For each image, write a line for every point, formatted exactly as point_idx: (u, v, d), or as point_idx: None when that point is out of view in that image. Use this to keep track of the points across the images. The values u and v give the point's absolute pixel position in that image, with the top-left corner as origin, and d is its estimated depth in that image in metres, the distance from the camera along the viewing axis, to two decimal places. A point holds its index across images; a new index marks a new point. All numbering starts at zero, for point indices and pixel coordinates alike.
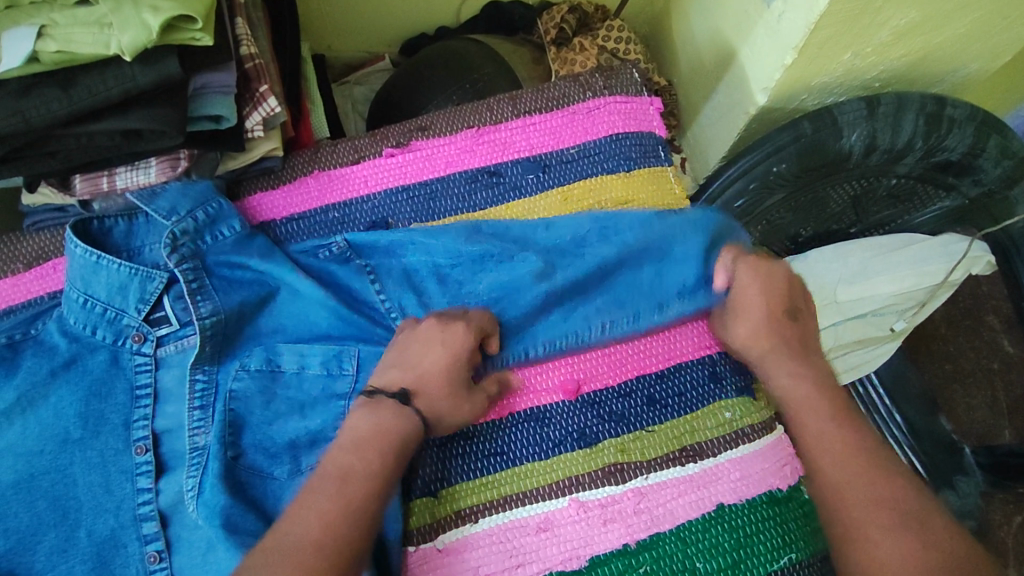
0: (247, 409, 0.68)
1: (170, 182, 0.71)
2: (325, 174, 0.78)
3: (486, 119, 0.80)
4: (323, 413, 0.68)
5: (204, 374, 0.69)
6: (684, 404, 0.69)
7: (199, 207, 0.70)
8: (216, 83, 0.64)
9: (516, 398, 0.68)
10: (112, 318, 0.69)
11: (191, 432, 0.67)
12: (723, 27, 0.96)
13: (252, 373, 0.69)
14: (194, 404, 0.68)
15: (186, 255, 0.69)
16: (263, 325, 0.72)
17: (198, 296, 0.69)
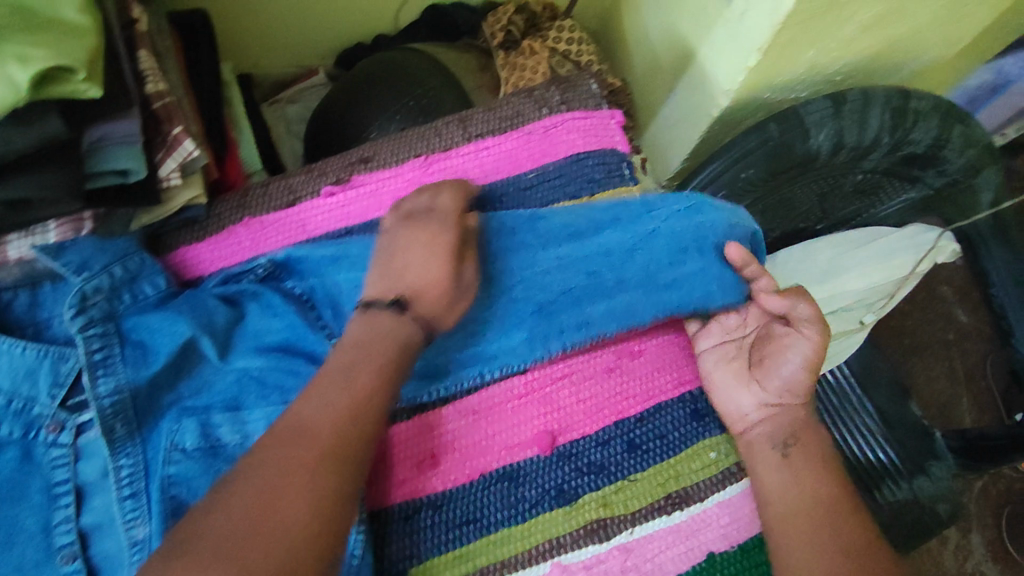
0: (190, 493, 0.59)
1: (77, 238, 0.60)
2: (256, 220, 0.70)
3: (434, 146, 0.73)
4: None
5: (128, 459, 0.60)
6: (667, 447, 0.64)
7: (118, 262, 0.63)
8: (118, 134, 0.56)
9: (487, 457, 0.63)
10: (20, 409, 0.60)
11: (126, 525, 0.58)
12: (679, 24, 0.92)
13: (189, 453, 0.61)
14: (122, 493, 0.59)
15: (94, 318, 0.61)
16: (190, 389, 0.63)
17: (100, 369, 0.60)
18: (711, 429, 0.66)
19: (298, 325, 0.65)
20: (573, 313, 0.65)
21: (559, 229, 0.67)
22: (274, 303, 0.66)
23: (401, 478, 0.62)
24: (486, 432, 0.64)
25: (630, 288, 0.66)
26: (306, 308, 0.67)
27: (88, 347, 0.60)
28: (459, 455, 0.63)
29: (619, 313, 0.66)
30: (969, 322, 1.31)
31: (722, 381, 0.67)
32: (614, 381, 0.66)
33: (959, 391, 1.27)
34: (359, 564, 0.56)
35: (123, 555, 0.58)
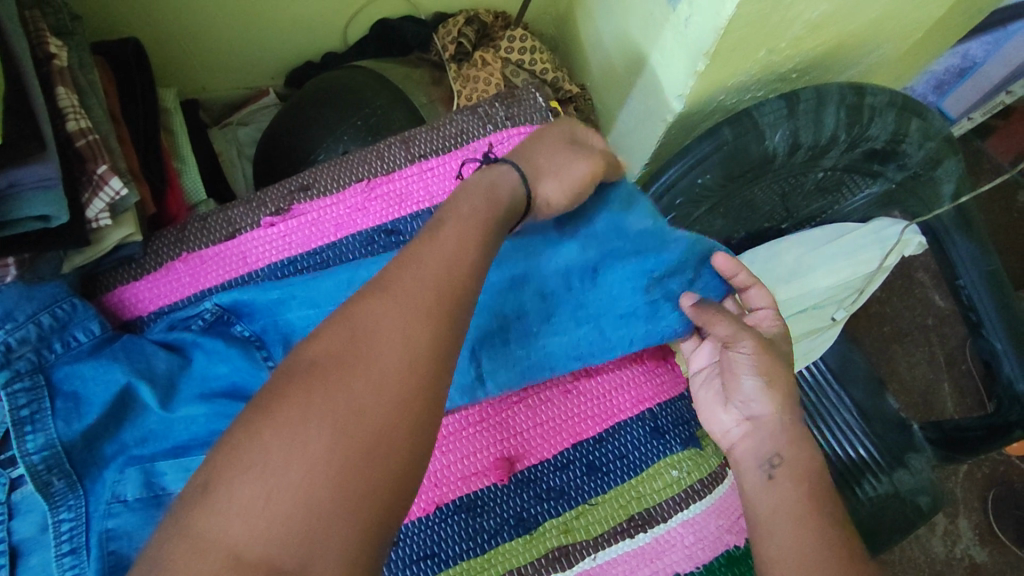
0: (133, 546, 0.57)
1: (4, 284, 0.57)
2: (195, 255, 0.67)
3: (377, 169, 0.71)
4: None
5: (69, 513, 0.57)
6: (627, 467, 0.63)
7: (46, 310, 0.59)
8: (33, 177, 0.54)
9: (444, 489, 0.60)
10: None
11: None
12: (629, 30, 0.90)
13: (131, 504, 0.59)
14: (62, 549, 0.56)
15: (22, 370, 0.58)
16: (130, 437, 0.61)
17: (27, 426, 0.57)
18: (671, 447, 0.64)
19: (245, 368, 0.64)
20: (529, 344, 0.64)
21: (513, 255, 0.65)
22: (218, 347, 0.64)
23: None
24: (442, 463, 0.61)
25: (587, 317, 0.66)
26: (253, 350, 0.65)
27: (14, 404, 0.57)
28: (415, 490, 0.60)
29: (576, 343, 0.65)
30: (945, 308, 1.31)
31: (705, 400, 0.63)
32: (573, 404, 0.65)
33: (940, 376, 1.27)
34: None
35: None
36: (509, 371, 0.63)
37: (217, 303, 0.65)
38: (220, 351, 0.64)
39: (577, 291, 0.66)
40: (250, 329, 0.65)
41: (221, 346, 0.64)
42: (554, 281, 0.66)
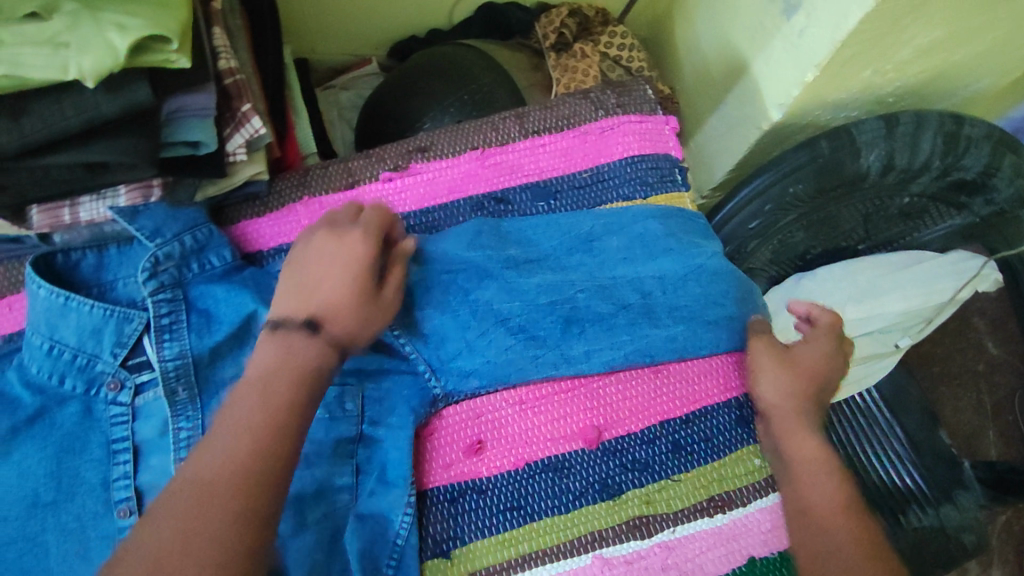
0: None
1: (150, 204, 0.64)
2: (316, 200, 0.71)
3: (492, 140, 0.73)
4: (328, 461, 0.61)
5: (188, 425, 0.61)
6: (710, 449, 0.65)
7: (188, 232, 0.65)
8: (193, 105, 0.57)
9: (533, 447, 0.64)
10: (83, 365, 0.63)
11: None
12: (734, 36, 0.93)
13: None
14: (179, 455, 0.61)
15: (164, 283, 0.64)
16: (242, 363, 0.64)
17: (165, 334, 0.62)
18: (754, 436, 0.66)
19: None
20: (630, 331, 0.67)
21: (616, 248, 0.70)
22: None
23: (448, 462, 0.64)
24: (533, 423, 0.65)
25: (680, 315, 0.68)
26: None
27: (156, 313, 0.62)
28: (505, 445, 0.64)
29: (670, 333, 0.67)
30: (1000, 355, 1.30)
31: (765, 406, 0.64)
32: (663, 384, 0.67)
33: (987, 422, 1.26)
34: (403, 543, 0.59)
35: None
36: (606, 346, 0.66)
37: None
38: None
39: (676, 286, 0.69)
40: None
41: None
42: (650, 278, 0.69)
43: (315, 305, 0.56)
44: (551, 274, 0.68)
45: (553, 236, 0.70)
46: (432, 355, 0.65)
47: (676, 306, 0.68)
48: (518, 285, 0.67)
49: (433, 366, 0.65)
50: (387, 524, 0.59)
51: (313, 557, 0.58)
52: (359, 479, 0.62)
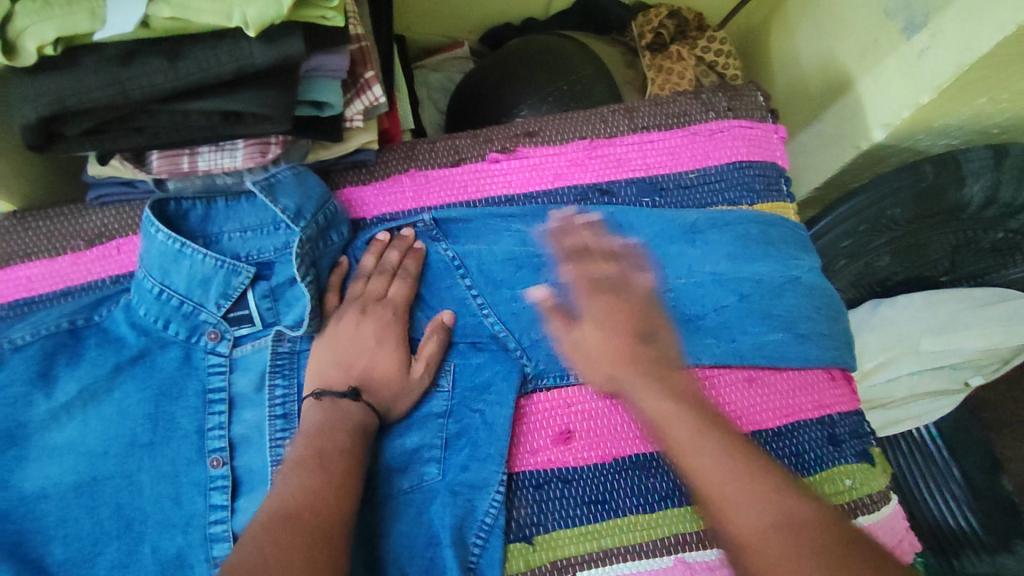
0: None
1: (282, 174, 0.64)
2: (422, 173, 0.72)
3: (600, 131, 0.73)
4: (420, 431, 0.62)
5: (283, 382, 0.65)
6: (800, 465, 0.64)
7: (320, 211, 0.65)
8: (328, 66, 0.58)
9: (621, 442, 0.63)
10: (188, 313, 0.64)
11: (274, 444, 0.63)
12: (839, 51, 0.91)
13: None
14: (275, 412, 0.64)
15: (308, 265, 0.63)
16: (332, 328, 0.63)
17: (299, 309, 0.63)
18: (846, 457, 0.64)
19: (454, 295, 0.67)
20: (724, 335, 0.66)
21: (720, 248, 0.68)
22: (433, 264, 0.68)
23: (534, 448, 0.63)
24: (623, 418, 0.64)
25: (780, 327, 0.66)
26: (457, 271, 0.67)
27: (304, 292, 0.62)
28: (593, 437, 0.63)
29: (768, 344, 0.66)
30: None
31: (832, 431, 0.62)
32: (756, 393, 0.66)
33: None
34: (489, 525, 0.59)
35: (266, 472, 0.62)
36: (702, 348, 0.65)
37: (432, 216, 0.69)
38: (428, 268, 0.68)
39: (776, 296, 0.67)
40: (453, 250, 0.68)
41: (432, 264, 0.68)
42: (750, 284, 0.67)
43: (357, 373, 0.60)
44: (645, 266, 0.68)
45: (653, 227, 0.69)
46: (521, 331, 0.66)
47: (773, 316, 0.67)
48: None
49: (522, 345, 0.65)
50: (477, 504, 0.60)
51: (398, 526, 0.58)
52: (447, 453, 0.61)
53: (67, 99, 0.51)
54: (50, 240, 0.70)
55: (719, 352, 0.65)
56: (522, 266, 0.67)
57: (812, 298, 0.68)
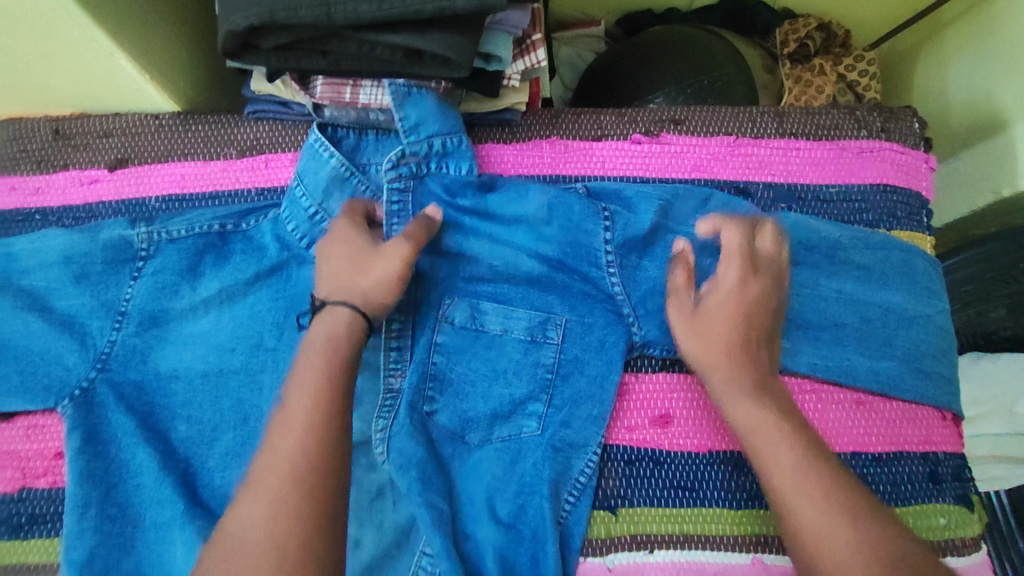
0: (449, 365, 0.65)
1: (421, 92, 0.65)
2: (563, 142, 0.73)
3: (746, 130, 0.73)
4: (528, 381, 0.65)
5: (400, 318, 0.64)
6: (895, 495, 0.63)
7: (441, 136, 0.66)
8: (510, 21, 0.61)
9: (717, 437, 0.64)
10: None
11: (388, 371, 0.63)
12: (996, 89, 0.86)
13: (456, 327, 0.66)
14: (389, 343, 0.64)
15: (403, 175, 0.66)
16: (462, 271, 0.67)
17: (394, 217, 0.65)
18: (944, 496, 0.63)
19: (580, 242, 0.66)
20: (837, 350, 0.66)
21: (851, 266, 0.68)
22: (573, 211, 0.67)
23: (631, 424, 0.65)
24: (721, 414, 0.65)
25: (895, 356, 0.66)
26: (601, 224, 0.66)
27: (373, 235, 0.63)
28: (689, 426, 0.65)
29: (882, 370, 0.65)
30: None
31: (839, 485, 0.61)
32: (863, 418, 0.65)
33: None
34: (583, 485, 0.62)
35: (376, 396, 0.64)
36: (811, 357, 0.65)
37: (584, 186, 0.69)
38: (569, 215, 0.67)
39: (899, 326, 0.67)
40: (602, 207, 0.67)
41: (574, 211, 0.67)
42: (873, 308, 0.67)
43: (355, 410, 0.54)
44: None
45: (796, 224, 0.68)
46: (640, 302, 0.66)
47: (892, 346, 0.66)
48: None
49: (637, 312, 0.66)
50: (573, 463, 0.63)
51: (493, 471, 0.62)
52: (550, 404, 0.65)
53: (277, 13, 0.53)
54: (206, 144, 0.73)
55: (831, 369, 0.65)
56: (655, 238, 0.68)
57: (936, 335, 0.67)
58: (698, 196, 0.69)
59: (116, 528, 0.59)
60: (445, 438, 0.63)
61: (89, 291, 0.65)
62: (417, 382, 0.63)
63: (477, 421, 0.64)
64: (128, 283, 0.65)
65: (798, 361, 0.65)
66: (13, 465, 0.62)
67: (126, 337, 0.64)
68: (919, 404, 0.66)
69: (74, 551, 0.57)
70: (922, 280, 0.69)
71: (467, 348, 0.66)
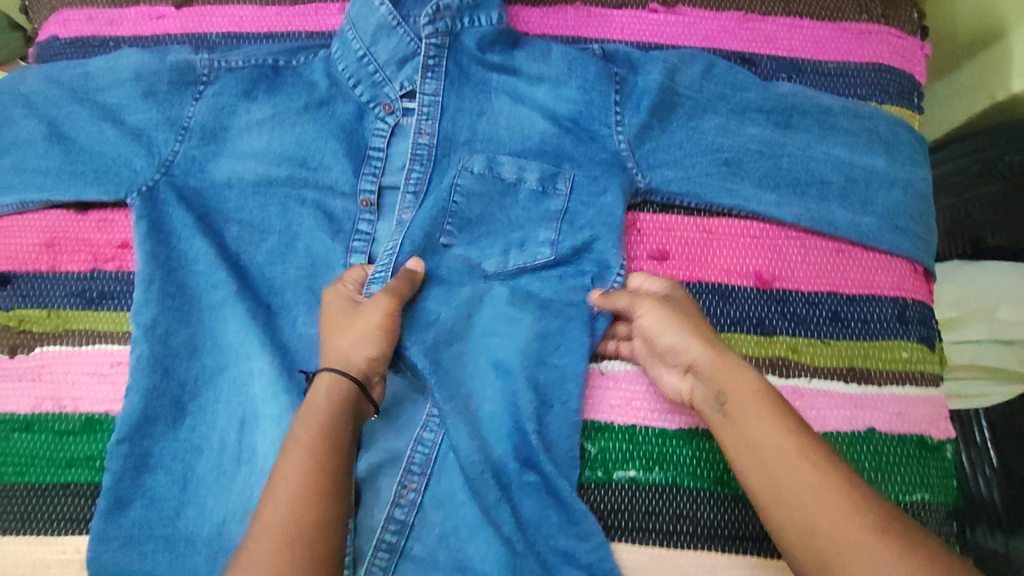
0: (468, 203, 0.72)
1: None
2: (587, 9, 0.79)
3: (755, 8, 0.79)
4: (535, 226, 0.72)
5: (420, 168, 0.72)
6: (864, 330, 0.71)
7: None
8: None
9: (709, 270, 0.72)
10: (377, 82, 0.73)
11: (400, 210, 0.71)
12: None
13: (474, 174, 0.72)
14: (408, 189, 0.71)
15: (439, 30, 0.72)
16: (480, 130, 0.73)
17: (430, 71, 0.72)
18: (909, 335, 0.71)
19: (594, 102, 0.72)
20: (822, 204, 0.72)
21: (842, 131, 0.74)
22: (589, 72, 0.73)
23: (632, 255, 0.73)
24: (714, 251, 0.72)
25: (875, 212, 0.72)
26: (611, 88, 0.73)
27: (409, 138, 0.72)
28: (684, 260, 0.72)
29: (862, 224, 0.71)
30: None
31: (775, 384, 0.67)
32: (842, 263, 0.72)
33: None
34: None
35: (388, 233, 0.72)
36: (797, 209, 0.71)
37: (601, 48, 0.75)
38: (585, 74, 0.73)
39: (881, 187, 0.73)
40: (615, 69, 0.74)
41: (591, 71, 0.73)
42: (858, 171, 0.73)
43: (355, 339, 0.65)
44: (769, 129, 0.73)
45: (792, 92, 0.74)
46: (645, 154, 0.72)
47: (874, 203, 0.72)
48: (734, 129, 0.73)
49: (639, 163, 0.72)
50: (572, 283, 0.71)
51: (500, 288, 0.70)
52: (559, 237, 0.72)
53: None
54: None
55: (815, 219, 0.71)
56: (663, 96, 0.73)
57: (916, 198, 0.73)
58: (703, 62, 0.75)
59: (176, 305, 0.68)
60: (463, 268, 0.71)
61: (156, 107, 0.71)
62: (434, 216, 0.70)
63: (492, 252, 0.71)
64: (190, 103, 0.72)
65: (785, 210, 0.71)
66: (86, 250, 0.71)
67: (188, 148, 0.71)
68: (893, 255, 0.72)
69: (142, 316, 0.66)
70: (907, 151, 0.74)
71: (485, 193, 0.72)
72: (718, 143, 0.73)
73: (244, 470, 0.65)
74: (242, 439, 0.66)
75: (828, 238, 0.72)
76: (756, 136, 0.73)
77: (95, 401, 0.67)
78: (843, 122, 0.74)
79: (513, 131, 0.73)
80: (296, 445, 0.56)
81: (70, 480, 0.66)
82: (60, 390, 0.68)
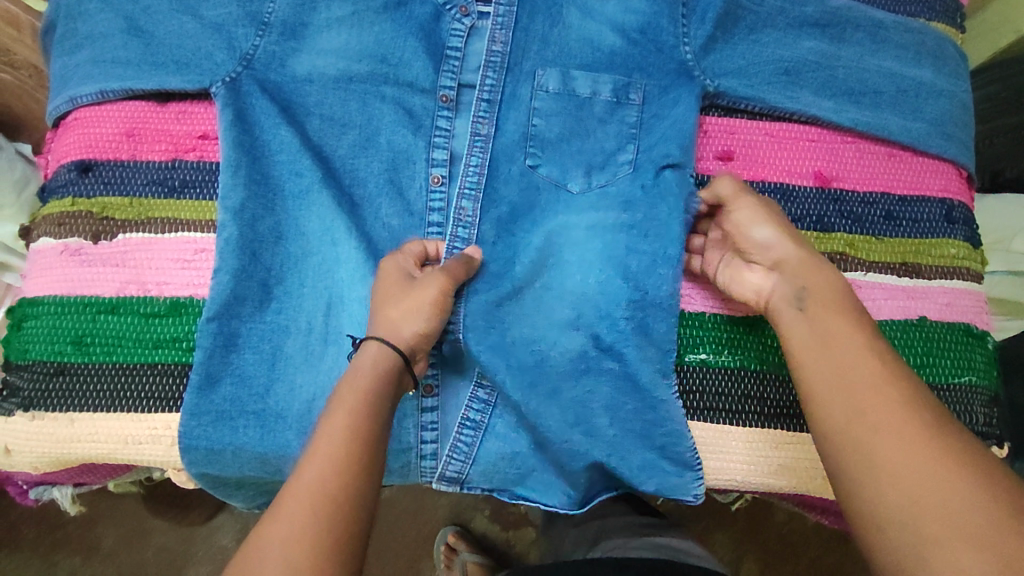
0: (545, 121, 0.73)
1: None
2: None
3: None
4: (613, 134, 0.73)
5: (494, 76, 0.73)
6: (916, 229, 0.75)
7: None
8: None
9: (773, 171, 0.76)
10: None
11: (476, 118, 0.72)
12: None
13: (551, 94, 0.73)
14: (483, 95, 0.73)
15: None
16: (552, 39, 0.74)
17: None
18: (955, 232, 0.75)
19: (663, 16, 0.73)
20: (875, 112, 0.75)
21: (894, 44, 0.77)
22: None
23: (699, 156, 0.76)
24: (776, 153, 0.76)
25: (925, 120, 0.76)
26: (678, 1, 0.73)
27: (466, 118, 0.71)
28: (750, 162, 0.76)
29: (913, 129, 0.75)
30: None
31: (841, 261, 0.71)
32: (894, 166, 0.76)
33: None
34: None
35: (467, 139, 0.73)
36: (854, 114, 0.74)
37: None
38: None
39: (930, 96, 0.76)
40: None
41: None
42: (910, 82, 0.76)
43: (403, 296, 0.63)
44: (825, 41, 0.76)
45: (851, 12, 0.76)
46: (710, 65, 0.73)
47: (924, 113, 0.76)
48: (792, 43, 0.75)
49: (705, 71, 0.73)
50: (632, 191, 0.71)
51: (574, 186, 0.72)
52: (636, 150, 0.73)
53: None
54: None
55: (870, 126, 0.74)
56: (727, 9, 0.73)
57: (961, 109, 0.78)
58: None
59: (262, 191, 0.69)
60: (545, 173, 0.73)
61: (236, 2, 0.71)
62: (514, 123, 0.73)
63: (570, 164, 0.73)
64: None
65: (844, 116, 0.74)
66: (166, 141, 0.72)
67: (268, 43, 0.71)
68: (942, 158, 0.77)
69: (229, 199, 0.67)
70: (952, 64, 0.79)
71: (560, 102, 0.73)
72: (781, 56, 0.74)
73: (332, 349, 0.67)
74: (329, 322, 0.68)
75: (883, 143, 0.77)
76: (817, 49, 0.75)
77: (179, 286, 0.68)
78: (895, 43, 0.77)
79: (582, 44, 0.74)
80: (341, 403, 0.54)
81: (157, 360, 0.67)
82: (144, 274, 0.69)
